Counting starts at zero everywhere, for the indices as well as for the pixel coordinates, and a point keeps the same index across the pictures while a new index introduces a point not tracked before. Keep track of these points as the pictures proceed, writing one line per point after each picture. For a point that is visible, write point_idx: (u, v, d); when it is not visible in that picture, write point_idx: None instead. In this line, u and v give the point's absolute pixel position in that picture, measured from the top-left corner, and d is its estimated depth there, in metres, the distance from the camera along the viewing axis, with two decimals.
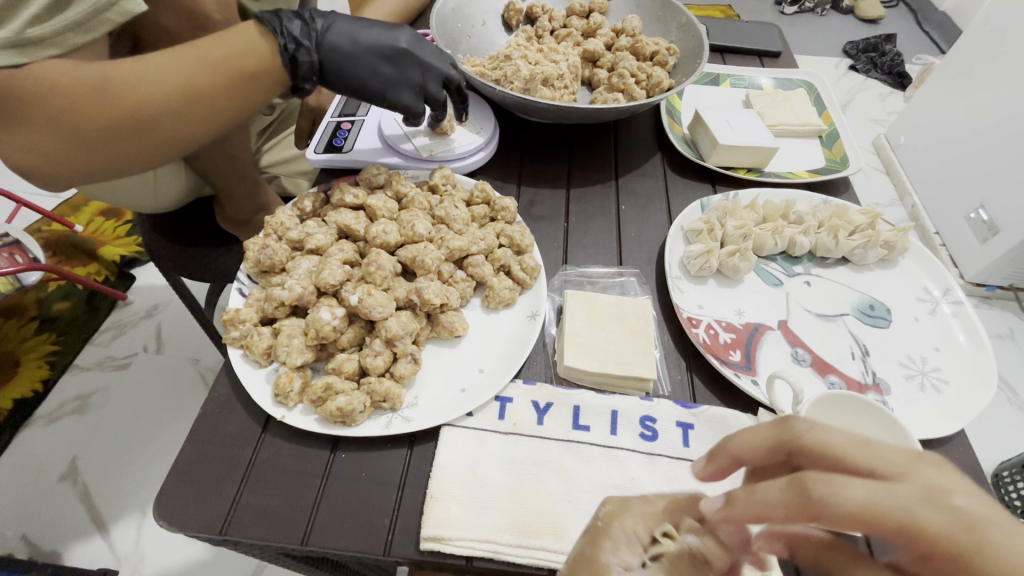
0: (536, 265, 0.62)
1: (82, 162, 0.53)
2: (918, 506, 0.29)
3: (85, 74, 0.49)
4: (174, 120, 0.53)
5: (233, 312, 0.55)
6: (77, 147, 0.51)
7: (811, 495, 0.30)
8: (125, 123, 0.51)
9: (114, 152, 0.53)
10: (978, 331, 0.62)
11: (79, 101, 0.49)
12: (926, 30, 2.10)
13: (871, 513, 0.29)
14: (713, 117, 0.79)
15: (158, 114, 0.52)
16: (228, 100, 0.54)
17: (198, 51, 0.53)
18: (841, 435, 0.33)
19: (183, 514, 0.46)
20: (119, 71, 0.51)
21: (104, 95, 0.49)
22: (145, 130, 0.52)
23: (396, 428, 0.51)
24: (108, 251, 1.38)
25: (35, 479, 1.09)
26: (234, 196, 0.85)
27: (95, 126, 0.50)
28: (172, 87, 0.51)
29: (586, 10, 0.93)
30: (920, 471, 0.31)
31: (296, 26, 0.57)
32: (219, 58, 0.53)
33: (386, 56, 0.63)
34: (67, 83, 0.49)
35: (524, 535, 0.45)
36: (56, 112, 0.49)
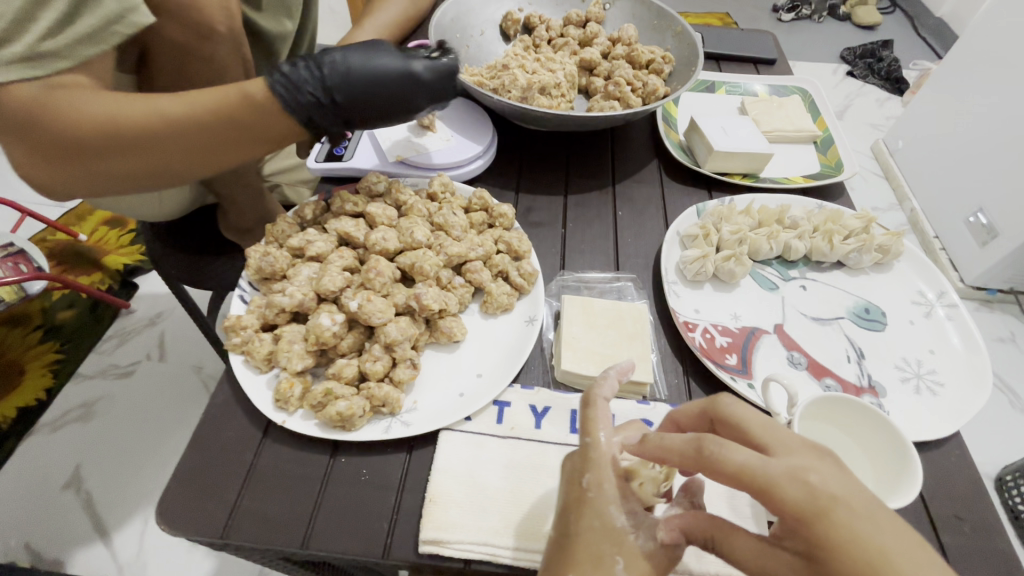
0: (534, 271, 0.63)
1: (94, 187, 0.51)
2: (783, 479, 0.34)
3: (95, 106, 0.46)
4: (185, 159, 0.51)
5: (235, 318, 0.56)
6: (79, 171, 0.49)
7: (704, 458, 0.35)
8: (145, 161, 0.50)
9: (128, 183, 0.52)
10: (973, 334, 0.63)
11: (87, 136, 0.46)
12: (923, 36, 2.11)
13: (742, 480, 0.34)
14: (708, 124, 0.80)
15: (168, 154, 0.50)
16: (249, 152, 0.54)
17: (225, 106, 0.50)
18: (756, 416, 0.39)
19: (186, 518, 0.46)
20: (140, 108, 0.48)
21: (112, 132, 0.47)
22: (152, 165, 0.50)
23: (395, 432, 0.51)
24: (114, 260, 1.40)
25: (40, 486, 1.09)
26: (237, 205, 0.86)
27: (116, 162, 0.49)
28: (188, 134, 0.49)
29: (583, 20, 0.94)
30: (808, 458, 0.35)
31: (317, 109, 0.54)
32: (251, 118, 0.51)
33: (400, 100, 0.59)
34: (79, 114, 0.46)
35: (521, 538, 0.46)
36: (74, 143, 0.47)
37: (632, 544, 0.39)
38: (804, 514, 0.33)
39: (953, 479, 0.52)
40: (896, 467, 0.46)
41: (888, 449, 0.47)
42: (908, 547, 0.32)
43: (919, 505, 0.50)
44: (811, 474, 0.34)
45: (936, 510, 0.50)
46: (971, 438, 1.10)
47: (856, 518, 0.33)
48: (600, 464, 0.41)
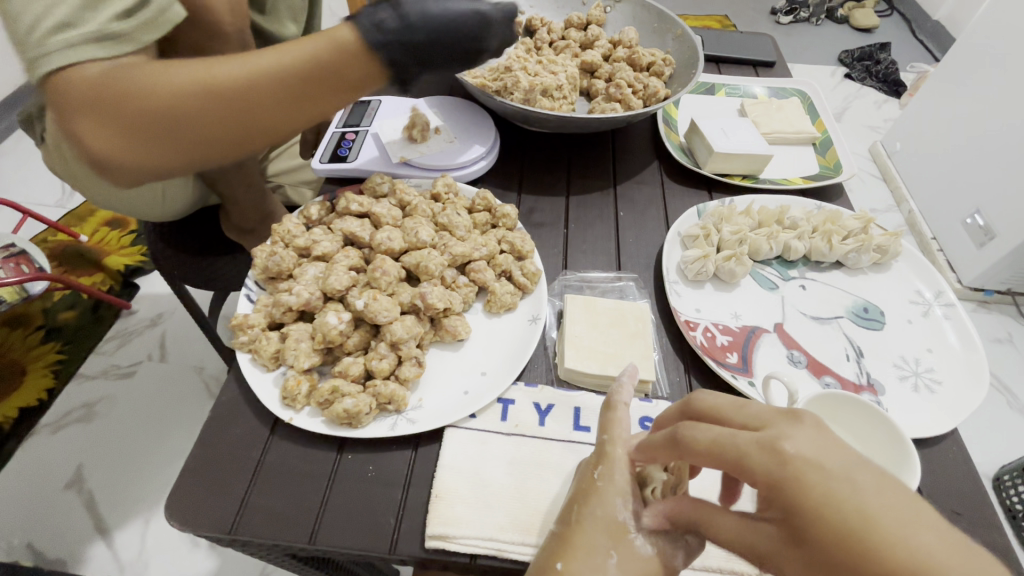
0: (537, 270, 0.63)
1: (176, 162, 0.48)
2: (751, 449, 0.32)
3: (185, 76, 0.44)
4: (279, 117, 0.48)
5: (242, 317, 0.57)
6: (172, 147, 0.47)
7: (676, 446, 0.35)
8: (237, 126, 0.47)
9: (221, 151, 0.49)
10: (969, 332, 0.63)
11: (183, 105, 0.44)
12: (920, 39, 2.13)
13: (714, 457, 0.33)
14: (708, 126, 0.81)
15: (264, 114, 0.47)
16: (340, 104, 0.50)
17: (314, 58, 0.46)
18: (730, 399, 0.37)
19: (194, 514, 0.47)
20: (230, 70, 0.45)
21: (206, 97, 0.45)
22: (248, 128, 0.48)
23: (401, 429, 0.52)
24: (114, 262, 1.40)
25: (42, 487, 1.09)
26: (241, 205, 0.87)
27: (210, 129, 0.47)
28: (282, 90, 0.47)
29: (584, 22, 0.95)
30: (783, 426, 0.33)
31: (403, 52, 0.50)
32: (342, 71, 0.47)
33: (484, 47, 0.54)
34: (170, 86, 0.44)
35: (526, 533, 0.46)
36: (166, 113, 0.44)
37: (631, 543, 0.39)
38: (775, 478, 0.31)
39: (951, 474, 0.53)
40: (891, 466, 0.47)
41: (886, 444, 0.47)
42: (900, 505, 0.29)
43: None
44: (784, 441, 0.32)
45: (935, 505, 0.51)
46: (969, 437, 1.11)
47: (832, 477, 0.30)
48: (612, 462, 0.42)
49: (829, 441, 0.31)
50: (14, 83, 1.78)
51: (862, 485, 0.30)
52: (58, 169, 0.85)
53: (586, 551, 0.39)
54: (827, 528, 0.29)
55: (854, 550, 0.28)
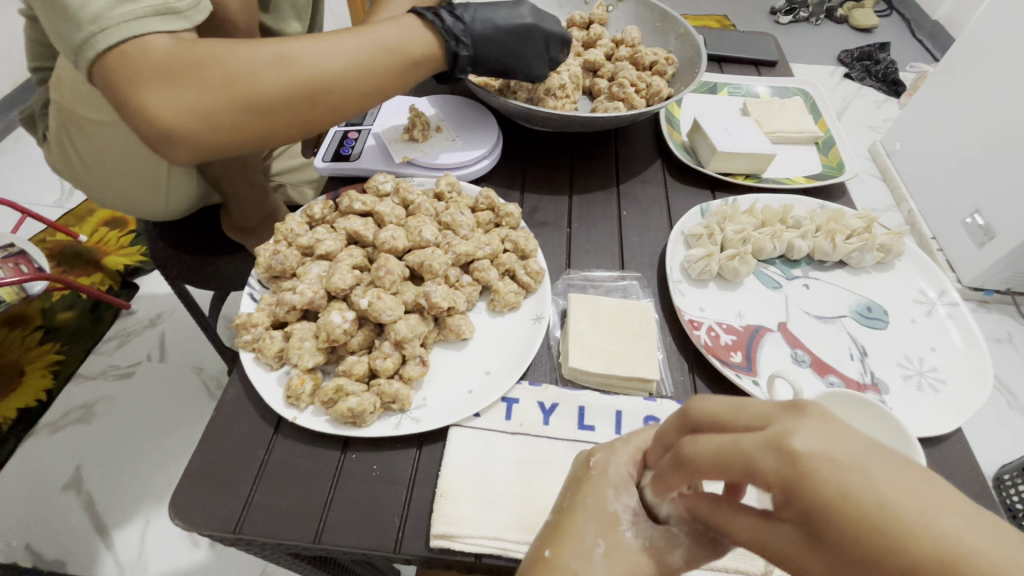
0: (540, 270, 0.63)
1: (229, 128, 0.53)
2: (757, 452, 0.27)
3: (267, 48, 0.53)
4: (342, 89, 0.56)
5: (246, 316, 0.57)
6: (244, 108, 0.52)
7: (684, 466, 0.32)
8: (294, 88, 0.53)
9: (272, 119, 0.54)
10: (973, 331, 0.63)
11: (264, 69, 0.52)
12: (919, 39, 2.14)
13: (719, 469, 0.29)
14: (711, 125, 0.81)
15: (332, 82, 0.55)
16: (382, 79, 0.58)
17: (368, 36, 0.57)
18: (726, 397, 0.32)
19: (197, 513, 0.47)
20: (304, 47, 0.54)
21: (286, 64, 0.53)
22: (314, 97, 0.55)
23: (405, 429, 0.52)
24: (113, 261, 1.39)
25: (40, 488, 1.09)
26: (242, 204, 0.87)
27: (279, 91, 0.53)
28: (350, 63, 0.55)
29: (587, 21, 0.95)
30: (787, 419, 0.28)
31: (451, 22, 0.62)
32: (391, 43, 0.58)
33: (519, 41, 0.68)
34: (257, 56, 0.52)
35: (531, 532, 0.46)
36: (235, 73, 0.51)
37: (620, 535, 0.38)
38: (785, 483, 0.26)
39: (956, 473, 0.53)
40: None
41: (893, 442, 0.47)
42: (924, 493, 0.24)
43: None
44: (790, 436, 0.27)
45: None
46: (970, 437, 1.11)
47: (844, 470, 0.25)
48: (611, 453, 0.42)
49: (839, 428, 0.26)
50: (12, 83, 1.78)
51: (883, 478, 0.25)
52: (61, 170, 0.85)
53: (574, 537, 0.38)
54: (847, 531, 0.24)
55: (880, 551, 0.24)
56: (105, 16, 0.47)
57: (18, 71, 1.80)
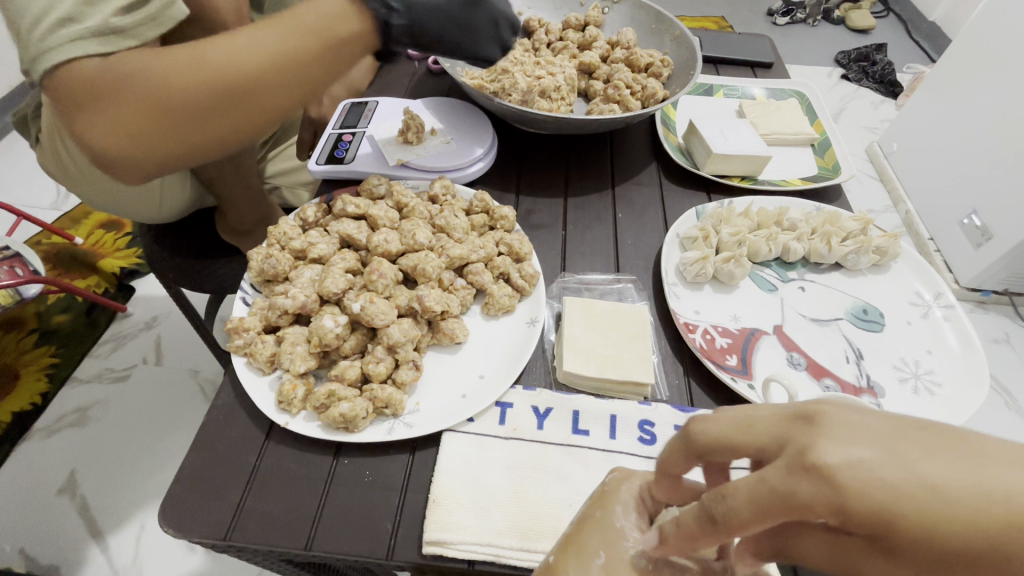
0: (535, 273, 0.63)
1: (163, 143, 0.51)
2: (793, 482, 0.26)
3: (182, 56, 0.48)
4: (268, 88, 0.51)
5: (238, 320, 0.56)
6: (171, 123, 0.49)
7: (717, 525, 0.29)
8: (210, 95, 0.49)
9: (204, 128, 0.51)
10: (969, 333, 0.63)
11: (179, 79, 0.48)
12: (916, 40, 2.14)
13: (766, 517, 0.27)
14: (707, 127, 0.80)
15: (253, 82, 0.50)
16: (309, 70, 0.52)
17: (290, 21, 0.51)
18: (726, 423, 0.31)
19: (188, 519, 0.46)
20: (222, 46, 0.49)
21: (200, 70, 0.48)
22: (238, 100, 0.50)
23: (398, 434, 0.51)
24: (109, 264, 1.39)
25: (34, 493, 1.08)
26: (236, 206, 0.86)
27: (199, 100, 0.49)
28: (268, 56, 0.50)
29: (582, 24, 0.95)
30: (803, 435, 0.27)
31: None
32: (306, 25, 0.51)
33: (467, 13, 0.59)
34: (170, 65, 0.48)
35: (524, 538, 0.46)
36: (152, 88, 0.48)
37: (623, 549, 0.38)
38: (834, 506, 0.25)
39: None
40: None
41: None
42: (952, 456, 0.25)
43: None
44: (819, 452, 0.26)
45: None
46: None
47: (883, 466, 0.25)
48: (630, 475, 0.42)
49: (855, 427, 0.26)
50: (8, 86, 1.78)
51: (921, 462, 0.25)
52: (55, 175, 0.85)
53: (581, 547, 0.39)
54: (916, 527, 0.25)
55: (954, 539, 0.24)
56: (47, 41, 0.47)
57: (14, 73, 1.80)
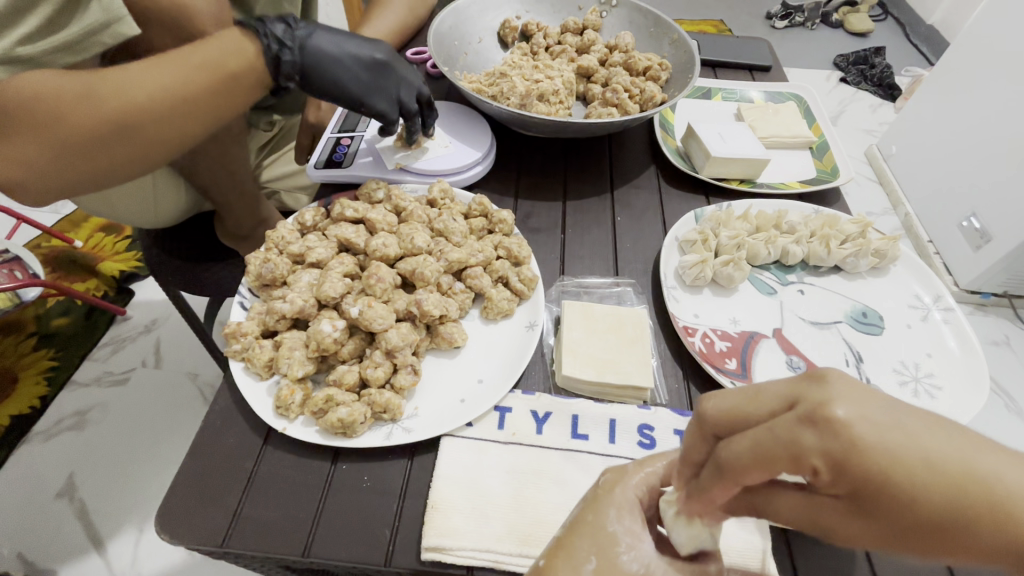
0: (534, 277, 0.63)
1: (57, 169, 0.52)
2: (798, 431, 0.27)
3: (72, 83, 0.49)
4: (162, 118, 0.53)
5: (235, 325, 0.56)
6: (65, 150, 0.50)
7: (724, 472, 0.31)
8: (103, 125, 0.50)
9: (98, 157, 0.52)
10: (969, 336, 0.63)
11: (66, 107, 0.49)
12: (914, 43, 2.15)
13: (765, 460, 0.28)
14: (705, 131, 0.80)
15: (145, 113, 0.51)
16: (203, 103, 0.54)
17: (184, 55, 0.53)
18: (738, 393, 0.32)
19: (184, 526, 0.46)
20: (113, 77, 0.50)
21: (90, 99, 0.49)
22: (130, 131, 0.52)
23: (397, 439, 0.51)
24: (108, 267, 1.39)
25: (32, 497, 1.08)
26: (234, 210, 0.86)
27: (90, 128, 0.50)
28: (161, 88, 0.51)
29: (580, 27, 0.95)
30: (812, 392, 0.28)
31: (280, 28, 0.57)
32: (202, 60, 0.53)
33: (368, 73, 0.65)
34: (57, 93, 0.48)
35: (523, 544, 0.45)
36: (45, 114, 0.48)
37: (617, 557, 0.39)
38: (831, 454, 0.27)
39: None
40: None
41: None
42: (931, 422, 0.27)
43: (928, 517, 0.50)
44: (829, 407, 0.27)
45: None
46: None
47: (885, 430, 0.27)
48: (626, 474, 0.43)
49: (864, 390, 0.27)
50: None
51: (920, 435, 0.27)
52: None
53: (570, 552, 0.40)
54: (899, 489, 0.27)
55: (925, 503, 0.27)
56: None
57: None
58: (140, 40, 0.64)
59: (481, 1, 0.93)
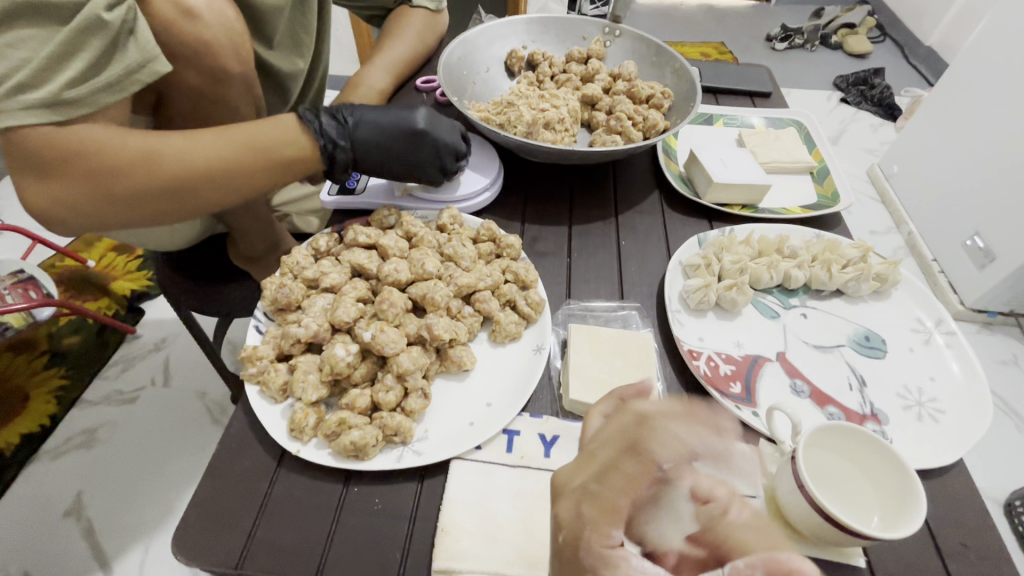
0: (541, 300, 0.65)
1: (100, 216, 0.56)
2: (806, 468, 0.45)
3: (130, 143, 0.54)
4: (209, 187, 0.58)
5: (251, 349, 0.58)
6: (114, 202, 0.55)
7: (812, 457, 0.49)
8: (156, 185, 0.56)
9: (139, 210, 0.57)
10: (971, 361, 0.64)
11: (124, 166, 0.54)
12: (914, 64, 2.18)
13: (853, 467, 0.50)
14: (707, 156, 0.83)
15: (196, 181, 0.57)
16: (248, 179, 0.60)
17: (243, 134, 0.60)
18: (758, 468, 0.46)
19: (200, 549, 0.47)
20: (173, 146, 0.57)
21: (148, 161, 0.55)
22: (178, 194, 0.57)
23: (407, 462, 0.52)
24: (120, 287, 1.42)
25: (39, 516, 1.08)
26: (247, 234, 0.88)
27: (143, 186, 0.55)
28: (216, 161, 0.58)
29: (585, 56, 0.98)
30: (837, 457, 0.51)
31: (332, 127, 0.65)
32: (257, 141, 0.60)
33: (409, 147, 0.69)
34: (114, 147, 0.53)
35: (532, 567, 0.46)
36: (102, 168, 0.53)
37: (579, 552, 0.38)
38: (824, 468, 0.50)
39: (957, 506, 0.53)
40: (897, 496, 0.47)
41: (897, 481, 0.47)
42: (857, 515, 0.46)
43: (928, 537, 0.51)
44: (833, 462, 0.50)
45: (942, 538, 0.51)
46: (978, 464, 1.09)
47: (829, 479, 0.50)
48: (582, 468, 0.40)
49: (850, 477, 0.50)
50: None
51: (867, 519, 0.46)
52: None
53: None
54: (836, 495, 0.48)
55: None
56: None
57: None
58: (167, 74, 0.67)
59: (489, 32, 0.96)
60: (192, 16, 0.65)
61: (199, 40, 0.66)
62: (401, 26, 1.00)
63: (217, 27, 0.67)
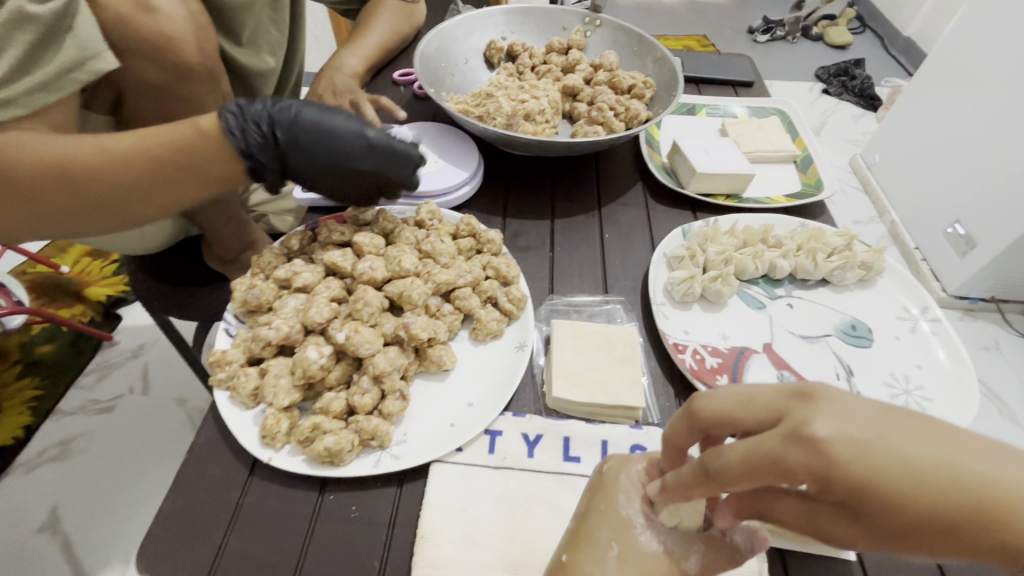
0: (523, 296, 0.63)
1: (33, 231, 0.54)
2: (783, 449, 0.29)
3: (61, 150, 0.50)
4: (140, 199, 0.54)
5: (220, 353, 0.55)
6: (42, 218, 0.52)
7: (710, 477, 0.32)
8: (80, 202, 0.52)
9: (72, 223, 0.54)
10: (957, 347, 0.63)
11: (40, 187, 0.50)
12: (893, 55, 2.20)
13: (753, 475, 0.30)
14: (690, 146, 0.81)
15: (124, 194, 0.53)
16: (179, 194, 0.56)
17: (164, 147, 0.53)
18: (730, 393, 0.34)
19: (166, 565, 0.45)
20: (89, 160, 0.51)
21: (64, 180, 0.50)
22: (107, 208, 0.54)
23: (385, 467, 0.50)
24: (95, 293, 1.37)
25: (12, 532, 1.04)
26: (221, 236, 0.85)
27: (67, 202, 0.52)
28: (139, 176, 0.53)
29: (565, 47, 0.96)
30: (799, 410, 0.30)
31: (258, 142, 0.56)
32: (180, 156, 0.54)
33: (345, 177, 0.61)
34: (43, 154, 0.49)
35: (516, 572, 0.45)
36: (19, 190, 0.49)
37: (634, 538, 0.40)
38: (818, 476, 0.29)
39: None
40: None
41: None
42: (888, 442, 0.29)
43: None
44: (810, 425, 0.29)
45: None
46: None
47: (862, 447, 0.28)
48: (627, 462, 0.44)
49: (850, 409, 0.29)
50: None
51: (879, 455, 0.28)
52: None
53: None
54: (876, 494, 0.28)
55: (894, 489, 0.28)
56: None
57: None
58: (125, 69, 0.64)
59: (467, 24, 0.94)
60: (151, 9, 0.62)
61: (159, 34, 0.63)
62: (375, 18, 0.97)
63: (179, 20, 0.64)
